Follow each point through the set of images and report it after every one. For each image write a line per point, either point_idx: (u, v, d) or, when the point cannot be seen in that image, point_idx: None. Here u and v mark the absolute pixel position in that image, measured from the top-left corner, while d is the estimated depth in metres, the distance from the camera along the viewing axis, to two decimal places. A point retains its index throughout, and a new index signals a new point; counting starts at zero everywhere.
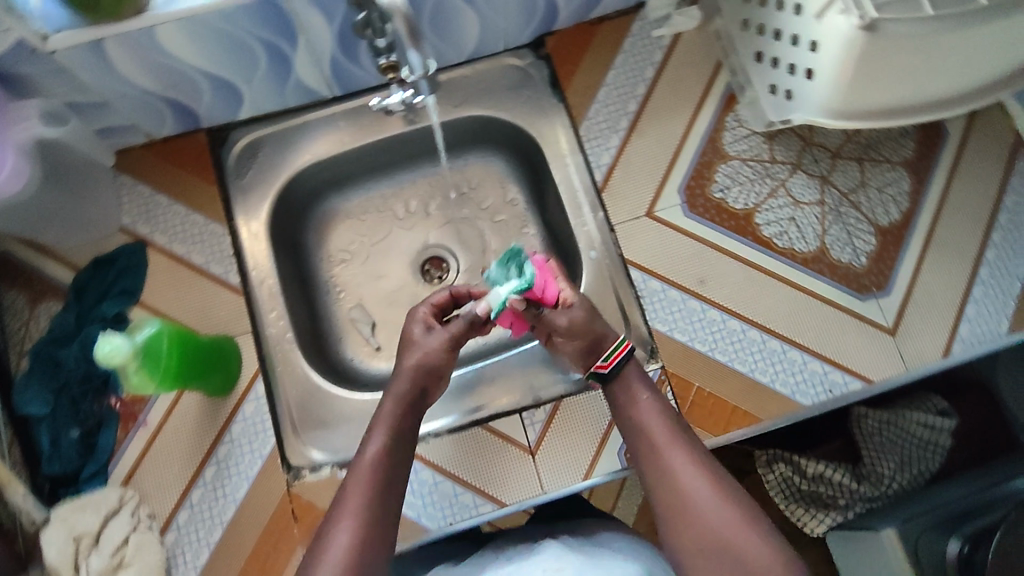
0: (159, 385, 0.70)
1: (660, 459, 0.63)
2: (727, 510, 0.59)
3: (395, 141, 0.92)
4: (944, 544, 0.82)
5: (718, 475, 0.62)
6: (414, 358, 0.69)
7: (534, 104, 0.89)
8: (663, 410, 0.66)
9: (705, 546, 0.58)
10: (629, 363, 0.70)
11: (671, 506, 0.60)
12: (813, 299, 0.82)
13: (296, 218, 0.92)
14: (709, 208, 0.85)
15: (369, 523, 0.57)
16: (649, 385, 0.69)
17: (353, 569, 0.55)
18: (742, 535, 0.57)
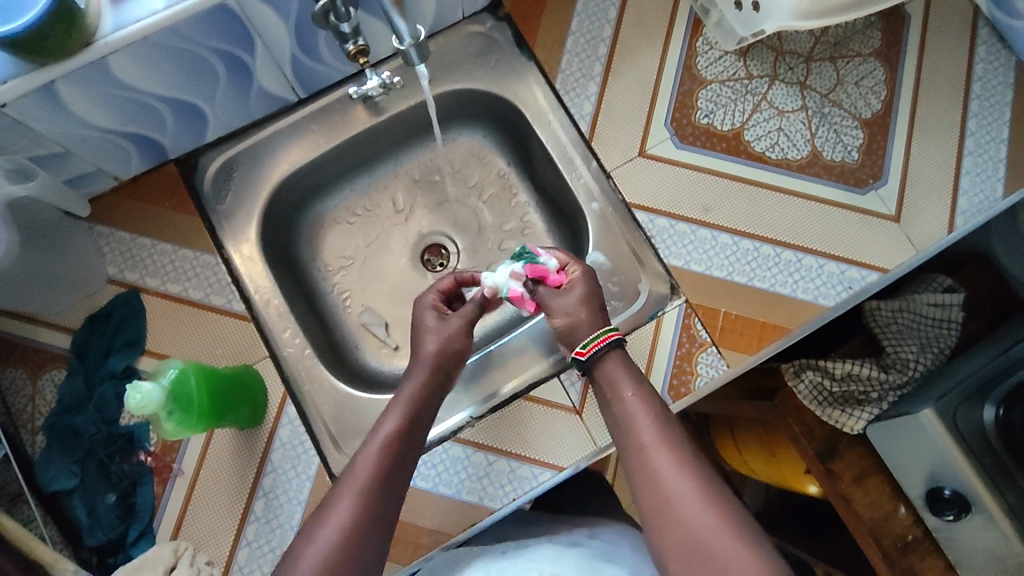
0: (195, 425, 0.68)
1: (648, 459, 0.62)
2: (708, 513, 0.57)
3: (369, 133, 0.90)
4: (980, 412, 0.88)
5: (704, 479, 0.60)
6: (428, 336, 0.74)
7: (504, 68, 0.90)
8: (649, 410, 0.65)
9: (684, 553, 0.57)
10: (611, 350, 0.69)
11: (656, 511, 0.59)
12: (816, 202, 0.83)
13: (287, 232, 0.92)
14: (698, 135, 0.85)
15: (373, 493, 0.59)
16: (633, 382, 0.67)
17: (348, 541, 0.56)
18: (723, 539, 0.56)
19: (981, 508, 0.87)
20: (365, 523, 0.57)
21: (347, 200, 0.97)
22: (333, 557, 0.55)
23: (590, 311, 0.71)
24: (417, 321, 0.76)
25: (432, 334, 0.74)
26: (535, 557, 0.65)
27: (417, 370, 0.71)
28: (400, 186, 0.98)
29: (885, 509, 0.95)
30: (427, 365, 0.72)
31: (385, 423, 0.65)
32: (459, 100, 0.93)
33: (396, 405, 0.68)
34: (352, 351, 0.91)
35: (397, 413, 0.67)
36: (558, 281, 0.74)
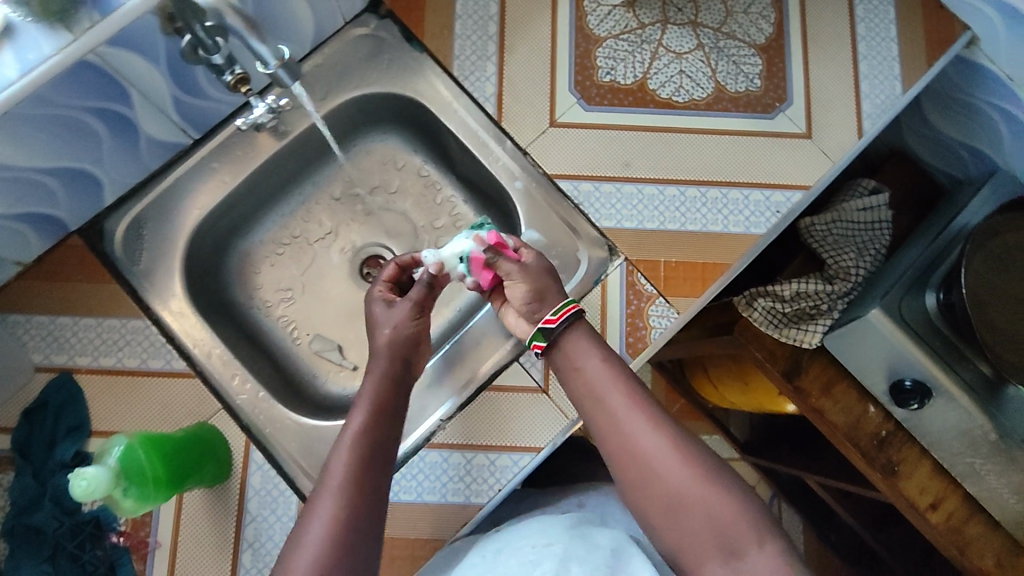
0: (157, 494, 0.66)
1: (621, 429, 0.62)
2: (682, 468, 0.60)
3: (275, 158, 0.88)
4: (923, 300, 0.94)
5: (674, 436, 0.62)
6: (386, 332, 0.71)
7: (397, 66, 0.87)
8: (613, 376, 0.65)
9: (665, 509, 0.59)
10: (575, 321, 0.68)
11: (637, 477, 0.61)
12: (731, 136, 0.85)
13: (216, 277, 0.89)
14: (604, 94, 0.85)
15: (351, 493, 0.58)
16: (593, 352, 0.67)
17: (337, 542, 0.56)
18: (699, 490, 0.59)
19: (942, 391, 0.95)
20: (349, 525, 0.57)
21: (271, 232, 0.94)
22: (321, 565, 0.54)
23: (551, 284, 0.70)
24: (369, 314, 0.74)
25: (386, 323, 0.72)
26: (530, 532, 0.66)
27: (377, 359, 0.70)
28: (323, 206, 0.96)
29: (856, 412, 0.93)
30: (386, 355, 0.70)
31: (352, 418, 0.64)
32: (360, 107, 0.90)
33: (361, 399, 0.66)
34: (311, 381, 0.89)
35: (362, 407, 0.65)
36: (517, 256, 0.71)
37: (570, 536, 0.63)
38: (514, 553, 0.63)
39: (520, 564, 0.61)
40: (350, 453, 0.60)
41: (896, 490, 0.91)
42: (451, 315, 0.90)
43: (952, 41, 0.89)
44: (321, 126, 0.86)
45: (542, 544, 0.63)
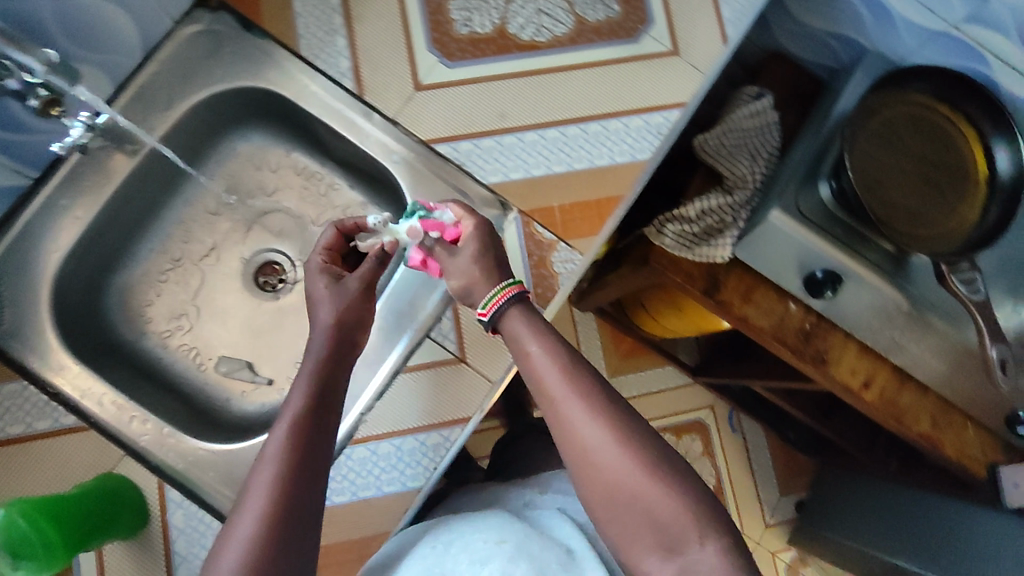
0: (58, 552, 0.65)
1: (561, 414, 0.61)
2: (627, 459, 0.58)
3: (132, 182, 0.81)
4: (818, 192, 0.92)
5: (617, 424, 0.60)
6: (328, 312, 0.69)
7: (243, 57, 0.81)
8: (556, 362, 0.62)
9: (607, 500, 0.59)
10: (513, 304, 0.66)
11: (580, 463, 0.60)
12: (600, 67, 0.82)
13: (97, 320, 0.83)
14: (465, 48, 0.80)
15: (287, 477, 0.55)
16: (536, 334, 0.64)
17: (272, 526, 0.53)
18: (643, 482, 0.58)
19: (853, 277, 0.93)
20: (286, 507, 0.54)
21: (149, 260, 0.88)
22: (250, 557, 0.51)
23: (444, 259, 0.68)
24: (308, 288, 0.72)
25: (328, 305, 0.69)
26: (485, 525, 0.68)
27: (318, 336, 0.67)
28: (201, 222, 0.91)
29: (778, 311, 0.99)
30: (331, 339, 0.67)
31: (292, 400, 0.61)
32: (212, 108, 0.83)
33: (300, 380, 0.64)
34: (226, 406, 0.86)
35: (302, 389, 0.62)
36: (454, 235, 0.71)
37: (523, 531, 0.67)
38: (466, 549, 0.66)
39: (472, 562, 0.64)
40: (289, 435, 0.58)
41: (828, 376, 0.97)
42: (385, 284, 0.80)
43: None
44: (159, 149, 0.80)
45: (495, 539, 0.66)
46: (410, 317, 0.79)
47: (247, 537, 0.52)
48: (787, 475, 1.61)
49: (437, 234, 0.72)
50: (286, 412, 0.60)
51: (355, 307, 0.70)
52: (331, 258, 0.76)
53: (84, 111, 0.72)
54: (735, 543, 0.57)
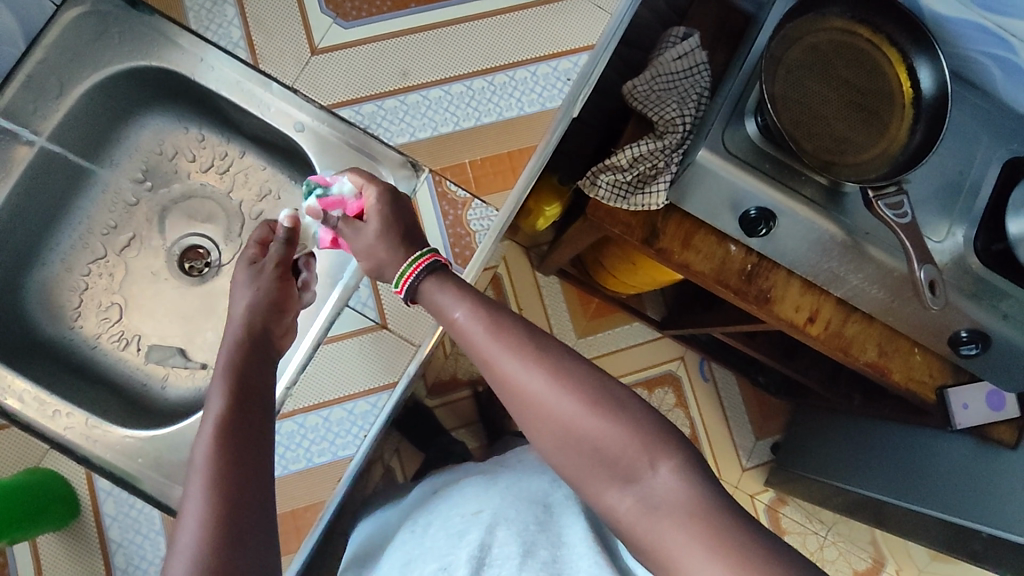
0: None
1: (494, 370, 0.59)
2: (568, 400, 0.56)
3: (34, 174, 0.79)
4: (744, 128, 0.90)
5: (556, 365, 0.58)
6: (240, 296, 0.70)
7: (132, 36, 0.78)
8: (481, 321, 0.61)
9: (562, 445, 0.56)
10: (430, 275, 0.65)
11: (526, 413, 0.58)
12: (503, 16, 0.80)
13: (17, 318, 0.81)
14: (359, 6, 0.78)
15: (221, 477, 0.53)
16: (458, 299, 0.63)
17: (217, 529, 0.50)
18: (590, 419, 0.55)
19: (784, 212, 0.90)
20: (227, 507, 0.51)
21: (68, 257, 0.86)
22: (205, 559, 0.48)
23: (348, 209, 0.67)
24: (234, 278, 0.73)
25: (244, 286, 0.70)
26: (462, 500, 0.72)
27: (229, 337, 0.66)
28: (119, 212, 0.89)
29: (718, 255, 0.98)
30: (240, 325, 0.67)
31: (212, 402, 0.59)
32: (111, 94, 0.81)
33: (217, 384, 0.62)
34: (160, 393, 0.84)
35: (219, 391, 0.60)
36: (356, 209, 0.71)
37: (499, 497, 0.69)
38: (444, 524, 0.70)
39: (448, 535, 0.68)
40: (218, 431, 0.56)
41: (772, 315, 0.98)
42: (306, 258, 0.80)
43: None
44: (48, 143, 0.78)
45: (471, 511, 0.69)
46: (332, 285, 0.79)
47: (195, 541, 0.49)
48: (762, 418, 1.62)
49: (340, 211, 0.72)
50: (208, 416, 0.58)
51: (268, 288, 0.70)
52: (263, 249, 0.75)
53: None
54: (680, 456, 0.54)
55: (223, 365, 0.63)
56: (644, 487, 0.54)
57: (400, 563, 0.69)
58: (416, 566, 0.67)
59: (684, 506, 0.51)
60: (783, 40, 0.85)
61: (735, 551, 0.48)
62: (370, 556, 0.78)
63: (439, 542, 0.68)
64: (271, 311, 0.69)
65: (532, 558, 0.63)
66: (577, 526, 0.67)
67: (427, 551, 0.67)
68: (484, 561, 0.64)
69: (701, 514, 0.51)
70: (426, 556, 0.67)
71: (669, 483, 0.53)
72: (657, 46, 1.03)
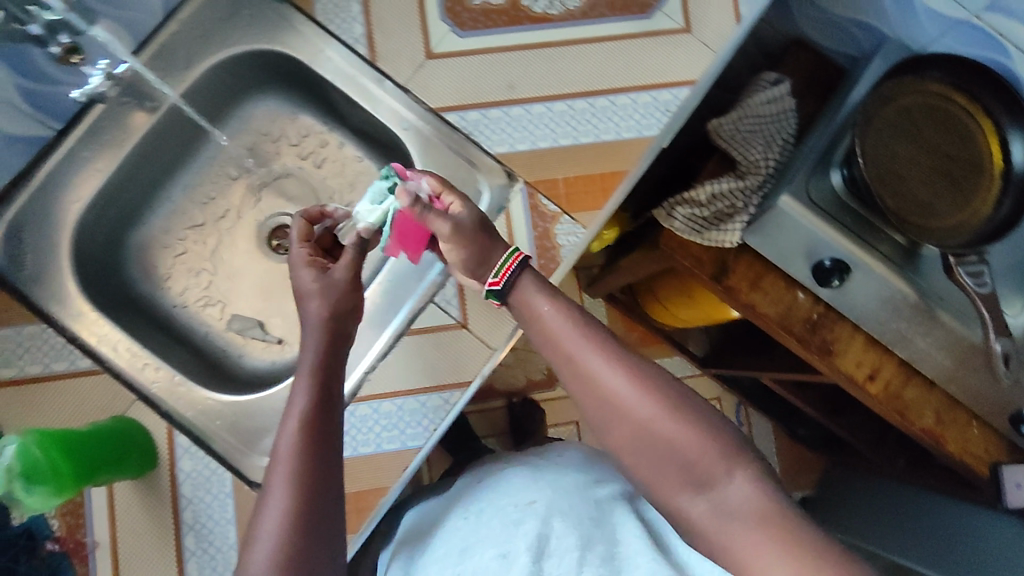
0: (62, 494, 0.65)
1: (578, 366, 0.61)
2: (649, 403, 0.58)
3: (151, 139, 0.83)
4: (829, 179, 0.89)
5: (640, 369, 0.60)
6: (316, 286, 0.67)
7: (260, 19, 0.83)
8: (570, 317, 0.63)
9: (637, 445, 0.58)
10: (524, 271, 0.66)
11: (604, 411, 0.60)
12: (612, 42, 0.82)
13: (114, 273, 0.86)
14: (477, 18, 0.81)
15: (303, 478, 0.56)
16: (547, 294, 0.65)
17: (297, 527, 0.55)
18: (670, 423, 0.58)
19: (860, 266, 0.90)
20: (306, 508, 0.56)
21: (168, 221, 0.90)
22: (284, 554, 0.53)
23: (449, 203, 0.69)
24: (293, 283, 0.69)
25: (315, 297, 0.67)
26: (513, 491, 0.71)
27: (310, 335, 0.65)
28: (219, 183, 0.93)
29: (785, 300, 0.97)
30: (314, 330, 0.65)
31: (296, 401, 0.61)
32: (232, 72, 0.86)
33: (300, 378, 0.63)
34: (238, 362, 0.88)
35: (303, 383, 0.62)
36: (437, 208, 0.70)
37: (552, 491, 0.69)
38: (499, 514, 0.69)
39: (503, 524, 0.67)
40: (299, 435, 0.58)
41: (832, 367, 0.95)
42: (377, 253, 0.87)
43: None
44: (180, 103, 0.82)
45: (525, 502, 0.69)
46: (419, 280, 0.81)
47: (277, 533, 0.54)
48: (794, 471, 1.60)
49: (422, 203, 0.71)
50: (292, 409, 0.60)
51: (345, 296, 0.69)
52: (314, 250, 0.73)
53: (105, 60, 0.76)
54: (755, 467, 0.56)
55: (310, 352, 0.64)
56: (718, 494, 0.55)
57: (456, 550, 0.68)
58: (475, 552, 0.66)
59: (757, 515, 0.53)
60: (874, 105, 0.85)
61: (808, 564, 0.50)
62: (419, 540, 0.77)
63: (494, 532, 0.67)
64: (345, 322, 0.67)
65: (590, 552, 0.62)
66: (629, 524, 0.66)
67: (483, 537, 0.67)
68: (543, 552, 0.63)
69: (776, 523, 0.53)
70: (482, 542, 0.66)
71: (743, 491, 0.55)
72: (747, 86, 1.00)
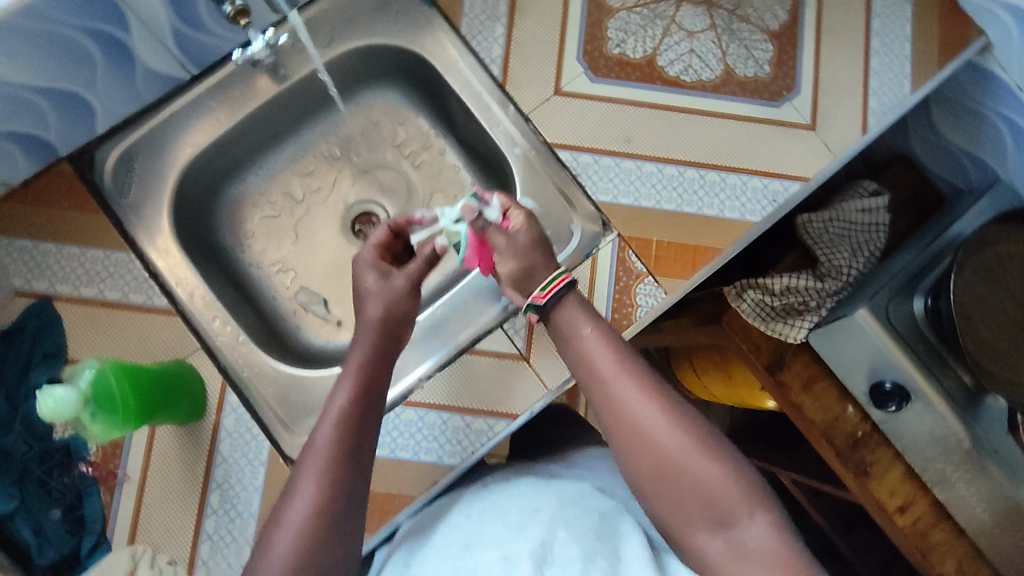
0: (125, 425, 0.67)
1: (610, 392, 0.61)
2: (679, 436, 0.58)
3: (274, 103, 0.86)
4: (911, 305, 0.91)
5: (671, 405, 0.60)
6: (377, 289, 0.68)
7: (406, 18, 0.85)
8: (611, 348, 0.63)
9: (659, 479, 0.57)
10: (570, 292, 0.67)
11: (628, 439, 0.59)
12: (735, 121, 0.83)
13: (203, 220, 0.88)
14: (612, 67, 0.83)
15: (335, 473, 0.55)
16: (590, 319, 0.65)
17: (323, 521, 0.53)
18: (696, 458, 0.57)
19: (919, 394, 0.90)
20: (334, 501, 0.54)
21: (264, 182, 0.92)
22: (306, 545, 0.52)
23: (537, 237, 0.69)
24: (357, 284, 0.70)
25: (375, 296, 0.68)
26: (519, 495, 0.64)
27: (362, 334, 0.66)
28: (320, 158, 0.94)
29: (834, 411, 0.89)
30: (370, 331, 0.66)
31: (337, 396, 0.61)
32: (363, 59, 0.88)
33: (346, 375, 0.63)
34: (297, 334, 0.89)
35: (349, 380, 0.62)
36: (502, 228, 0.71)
37: (558, 499, 0.63)
38: (501, 516, 0.62)
39: (507, 527, 0.59)
40: (337, 428, 0.58)
41: (865, 491, 0.87)
42: (439, 279, 0.90)
43: (964, 45, 0.86)
44: (322, 73, 0.85)
45: (528, 507, 0.62)
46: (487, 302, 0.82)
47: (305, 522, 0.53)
48: None
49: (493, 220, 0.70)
50: (334, 403, 0.60)
51: (404, 301, 0.69)
52: (381, 255, 0.72)
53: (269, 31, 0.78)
54: (770, 534, 0.52)
55: (361, 354, 0.65)
56: None
57: (459, 546, 0.60)
58: (477, 551, 0.58)
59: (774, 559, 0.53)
60: (971, 248, 0.84)
61: None
62: (421, 532, 0.68)
63: (492, 535, 0.59)
64: (398, 322, 0.68)
65: (595, 565, 0.55)
66: (634, 541, 0.59)
67: (484, 537, 0.59)
68: (546, 560, 0.55)
69: None
70: (486, 544, 0.58)
71: (760, 532, 0.55)
72: (841, 187, 0.92)
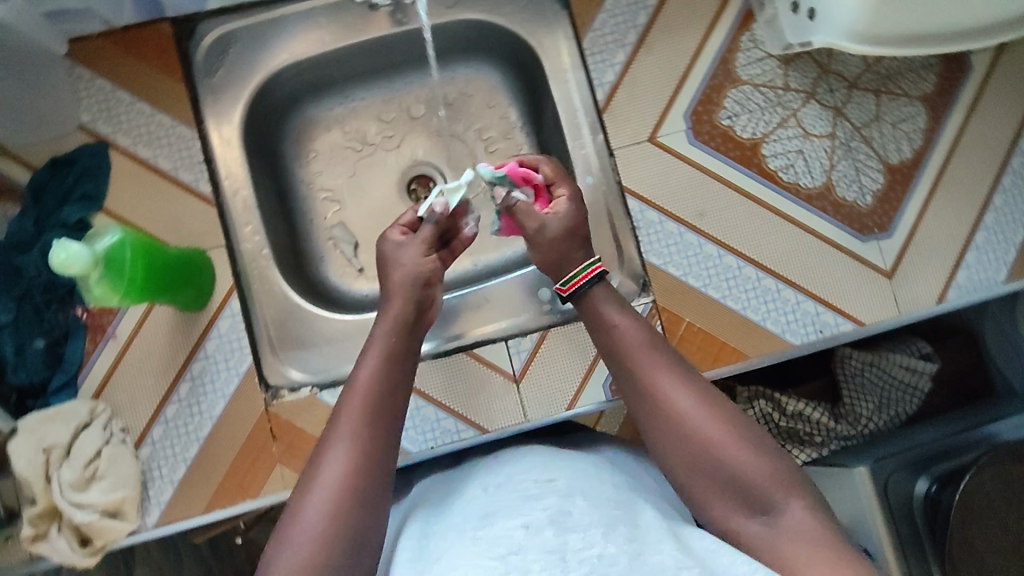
0: (124, 297, 0.68)
1: (649, 381, 0.57)
2: (719, 427, 0.53)
3: (382, 42, 0.86)
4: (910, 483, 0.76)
5: (704, 387, 0.56)
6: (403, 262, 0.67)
7: (535, 9, 0.84)
8: (648, 336, 0.60)
9: (694, 468, 0.53)
10: (597, 285, 0.65)
11: (662, 431, 0.55)
12: (813, 238, 0.79)
13: (273, 125, 0.88)
14: (714, 135, 0.80)
15: (366, 442, 0.53)
16: (625, 312, 0.63)
17: (354, 492, 0.51)
18: (739, 450, 0.52)
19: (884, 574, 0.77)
20: (365, 470, 0.52)
21: (343, 112, 0.92)
22: (341, 517, 0.49)
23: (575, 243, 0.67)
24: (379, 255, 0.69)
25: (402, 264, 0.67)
26: (524, 467, 0.57)
27: (393, 303, 0.64)
28: (402, 108, 0.93)
29: None
30: (395, 295, 0.65)
31: (365, 363, 0.59)
32: (479, 33, 0.87)
33: (373, 344, 0.61)
34: (319, 264, 0.90)
35: (376, 347, 0.60)
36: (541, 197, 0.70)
37: (573, 474, 0.55)
38: (511, 488, 0.54)
39: (520, 497, 0.51)
40: (366, 394, 0.56)
41: None
42: (469, 268, 0.89)
43: None
44: (425, 32, 0.84)
45: (540, 479, 0.54)
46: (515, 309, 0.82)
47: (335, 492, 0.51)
48: None
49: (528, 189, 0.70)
50: (361, 370, 0.58)
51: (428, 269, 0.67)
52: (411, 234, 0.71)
53: None
54: None
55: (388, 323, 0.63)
56: None
57: (476, 512, 0.52)
58: (499, 517, 0.49)
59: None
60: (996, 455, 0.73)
61: None
62: (435, 497, 0.60)
63: (510, 502, 0.51)
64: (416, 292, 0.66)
65: (614, 536, 0.48)
66: (652, 515, 0.52)
67: (500, 505, 0.51)
68: (564, 529, 0.48)
69: None
70: (506, 511, 0.50)
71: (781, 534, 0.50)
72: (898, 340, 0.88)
